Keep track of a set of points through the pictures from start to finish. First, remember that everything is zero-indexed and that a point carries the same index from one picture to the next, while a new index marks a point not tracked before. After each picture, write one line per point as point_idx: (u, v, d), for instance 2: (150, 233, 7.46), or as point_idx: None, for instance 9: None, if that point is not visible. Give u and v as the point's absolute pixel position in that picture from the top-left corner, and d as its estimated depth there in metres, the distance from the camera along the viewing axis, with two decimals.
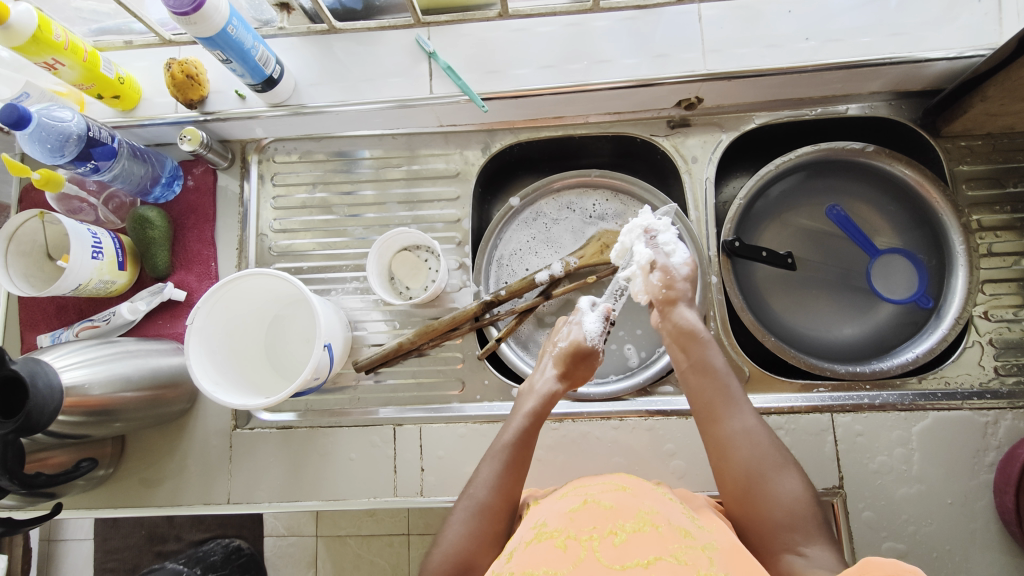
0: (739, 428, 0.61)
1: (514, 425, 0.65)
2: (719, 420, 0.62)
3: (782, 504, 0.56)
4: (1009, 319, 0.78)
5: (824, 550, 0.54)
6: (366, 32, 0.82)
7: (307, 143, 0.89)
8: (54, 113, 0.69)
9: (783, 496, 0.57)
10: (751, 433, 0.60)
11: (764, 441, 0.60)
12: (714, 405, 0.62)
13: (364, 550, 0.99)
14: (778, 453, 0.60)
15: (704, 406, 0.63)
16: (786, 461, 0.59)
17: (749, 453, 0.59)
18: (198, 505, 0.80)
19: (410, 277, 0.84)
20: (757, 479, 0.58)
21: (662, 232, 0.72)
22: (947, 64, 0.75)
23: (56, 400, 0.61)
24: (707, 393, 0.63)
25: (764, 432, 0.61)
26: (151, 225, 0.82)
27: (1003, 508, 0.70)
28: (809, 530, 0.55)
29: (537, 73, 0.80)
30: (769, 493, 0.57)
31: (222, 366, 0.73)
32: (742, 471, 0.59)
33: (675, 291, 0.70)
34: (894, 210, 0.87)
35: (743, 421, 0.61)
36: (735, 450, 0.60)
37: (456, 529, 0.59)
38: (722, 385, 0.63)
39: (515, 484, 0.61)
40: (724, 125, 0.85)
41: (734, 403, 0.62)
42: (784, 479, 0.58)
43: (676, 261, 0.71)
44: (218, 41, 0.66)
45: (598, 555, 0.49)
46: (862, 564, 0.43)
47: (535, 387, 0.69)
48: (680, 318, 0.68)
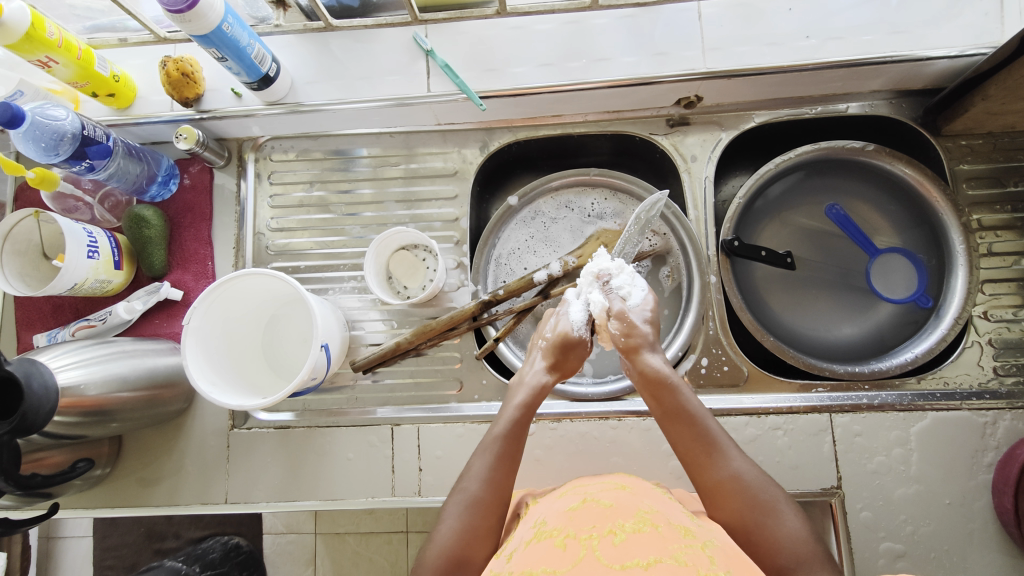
0: (726, 475, 0.58)
1: (505, 417, 0.64)
2: (704, 470, 0.58)
3: (783, 548, 0.54)
4: (1008, 319, 0.78)
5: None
6: (363, 29, 0.82)
7: (304, 141, 0.89)
8: (48, 111, 0.68)
9: (782, 541, 0.55)
10: (740, 480, 0.57)
11: (753, 488, 0.57)
12: (697, 455, 0.59)
13: (363, 548, 0.99)
14: (769, 493, 0.57)
15: (686, 457, 0.60)
16: (779, 500, 0.57)
17: (741, 503, 0.56)
18: (196, 505, 0.80)
19: (407, 276, 0.83)
20: (755, 528, 0.56)
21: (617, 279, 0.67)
22: (949, 63, 0.75)
23: (52, 400, 0.61)
24: (688, 443, 0.59)
25: (752, 476, 0.58)
26: (147, 223, 0.81)
27: (1002, 508, 0.70)
28: (813, 570, 0.53)
29: (536, 71, 0.79)
30: (767, 539, 0.55)
31: (219, 366, 0.72)
32: (737, 522, 0.56)
33: (634, 337, 0.63)
34: (893, 209, 0.87)
35: (730, 468, 0.58)
36: (727, 500, 0.57)
37: (449, 522, 0.58)
38: (702, 433, 0.59)
39: (508, 477, 0.61)
40: (724, 124, 0.85)
41: (717, 449, 0.59)
42: (781, 521, 0.56)
43: (634, 305, 0.65)
44: (213, 39, 0.65)
45: (597, 554, 0.48)
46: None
47: (525, 378, 0.67)
48: (646, 365, 0.62)
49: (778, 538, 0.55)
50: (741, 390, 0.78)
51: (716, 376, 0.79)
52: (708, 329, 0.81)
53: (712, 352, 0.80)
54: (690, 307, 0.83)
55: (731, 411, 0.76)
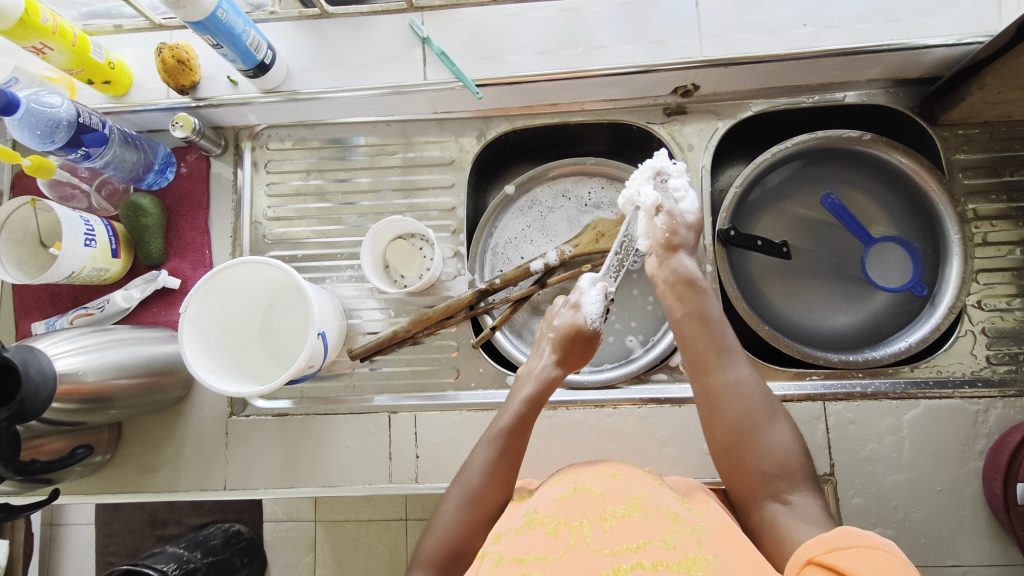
0: (730, 379, 0.61)
1: (510, 411, 0.65)
2: (710, 371, 0.62)
3: (770, 454, 0.58)
4: (1002, 308, 0.79)
5: (809, 499, 0.55)
6: (359, 17, 0.81)
7: (301, 130, 0.89)
8: (44, 99, 0.68)
9: (773, 448, 0.58)
10: (743, 385, 0.61)
11: (753, 394, 0.60)
12: (707, 356, 0.62)
13: (363, 534, 0.99)
14: (770, 404, 0.60)
15: (695, 356, 0.63)
16: (777, 411, 0.60)
17: (738, 406, 0.60)
18: (195, 491, 0.81)
19: (403, 265, 0.84)
20: (748, 432, 0.59)
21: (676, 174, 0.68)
22: (946, 51, 0.75)
23: (50, 387, 0.61)
24: (700, 344, 0.63)
25: (755, 384, 0.61)
26: (144, 212, 0.82)
27: (992, 495, 0.71)
28: (796, 480, 0.56)
29: (533, 59, 0.79)
30: (758, 441, 0.58)
31: (216, 354, 0.73)
32: (730, 420, 0.59)
33: (679, 238, 0.68)
34: (890, 197, 0.87)
35: (735, 373, 0.61)
36: (726, 401, 0.60)
37: (449, 515, 0.60)
38: (714, 336, 0.63)
39: (509, 473, 0.62)
40: (721, 113, 0.85)
41: (726, 354, 0.62)
42: (774, 428, 0.59)
43: (684, 209, 0.68)
44: (208, 25, 0.65)
45: (587, 540, 0.49)
46: (838, 532, 0.43)
47: (532, 372, 0.69)
48: (678, 266, 0.67)
49: (768, 446, 0.58)
50: None
51: None
52: None
53: None
54: None
55: None
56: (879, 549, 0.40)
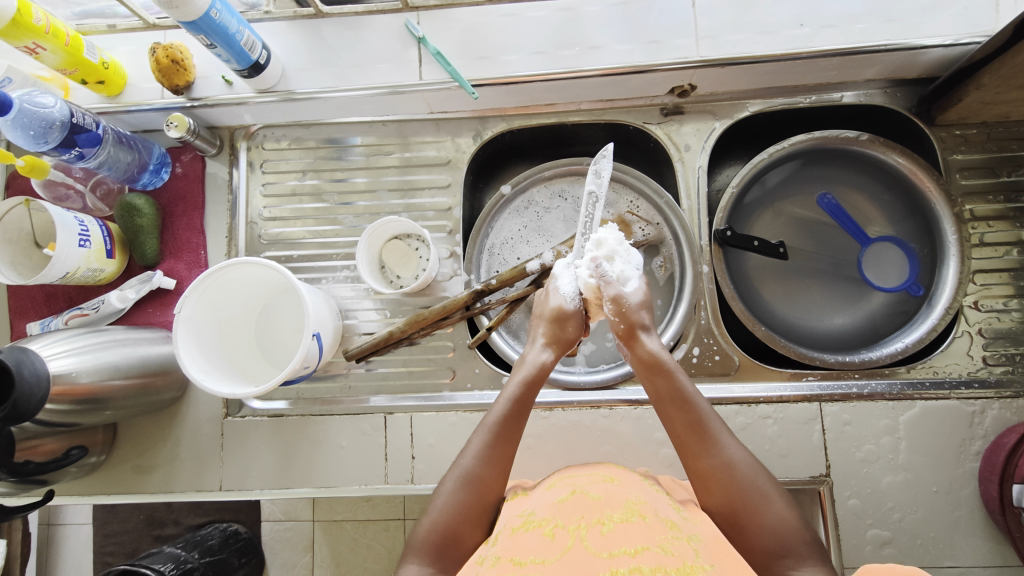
0: (717, 460, 0.58)
1: (505, 397, 0.63)
2: (696, 454, 0.59)
3: (770, 530, 0.55)
4: (999, 309, 0.78)
5: (816, 572, 0.53)
6: (354, 17, 0.81)
7: (296, 130, 0.88)
8: (37, 99, 0.67)
9: (773, 525, 0.55)
10: (733, 465, 0.58)
11: (744, 471, 0.57)
12: (690, 441, 0.59)
13: (360, 535, 0.99)
14: (762, 480, 0.58)
15: (679, 441, 0.60)
16: (771, 487, 0.58)
17: (730, 488, 0.57)
18: (191, 492, 0.81)
19: (400, 266, 0.84)
20: (745, 512, 0.56)
21: (607, 255, 0.64)
22: (943, 51, 0.74)
23: (44, 388, 0.61)
24: (682, 427, 0.60)
25: (745, 462, 0.58)
26: (139, 212, 0.81)
27: (988, 496, 0.70)
28: (800, 554, 0.54)
29: (529, 59, 0.79)
30: (756, 522, 0.56)
31: (212, 356, 0.72)
32: (724, 504, 0.57)
33: (630, 322, 0.62)
34: (888, 198, 0.87)
35: (722, 453, 0.58)
36: (717, 485, 0.57)
37: (444, 498, 0.60)
38: (694, 416, 0.59)
39: (504, 458, 0.61)
40: (718, 113, 0.84)
41: (709, 434, 0.59)
42: (770, 504, 0.57)
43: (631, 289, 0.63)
44: (201, 25, 0.65)
45: (585, 543, 0.50)
46: None
47: (526, 357, 0.66)
48: (644, 349, 0.62)
49: (766, 524, 0.56)
50: (732, 378, 0.79)
51: (707, 365, 0.80)
52: (700, 319, 0.81)
53: (704, 342, 0.80)
54: (683, 297, 0.83)
55: (721, 400, 0.77)
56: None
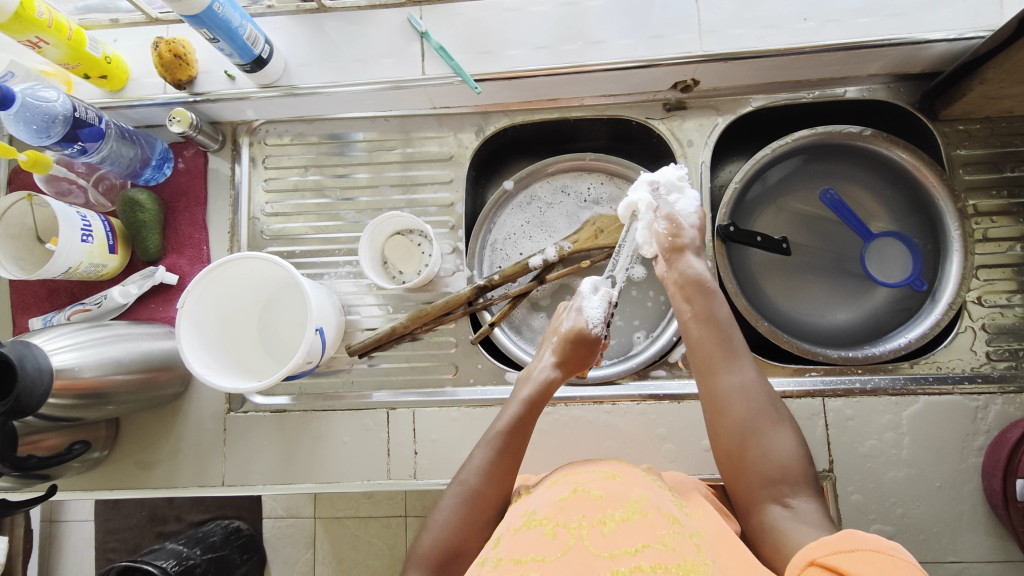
0: (738, 381, 0.60)
1: (508, 413, 0.65)
2: (717, 374, 0.61)
3: (773, 456, 0.57)
4: (1002, 305, 0.78)
5: (809, 503, 0.55)
6: (356, 12, 0.81)
7: (298, 125, 0.88)
8: (40, 93, 0.67)
9: (777, 452, 0.57)
10: (748, 387, 0.60)
11: (761, 396, 0.60)
12: (714, 359, 0.62)
13: (362, 531, 0.99)
14: (777, 407, 0.60)
15: (702, 360, 0.62)
16: (781, 416, 0.60)
17: (743, 409, 0.59)
18: (193, 487, 0.81)
19: (402, 261, 0.84)
20: (753, 434, 0.58)
21: (666, 181, 0.67)
22: (947, 46, 0.74)
23: (47, 381, 0.61)
24: (708, 345, 0.62)
25: (762, 387, 0.60)
26: (141, 208, 0.82)
27: (991, 491, 0.70)
28: (797, 484, 0.56)
29: (531, 53, 0.79)
30: (762, 445, 0.58)
31: (215, 351, 0.72)
32: (735, 423, 0.59)
33: (683, 240, 0.66)
34: (890, 193, 0.87)
35: (742, 375, 0.61)
36: (731, 403, 0.60)
37: (445, 514, 0.60)
38: (722, 336, 0.62)
39: (506, 474, 0.62)
40: (721, 108, 0.84)
41: (733, 356, 0.62)
42: (778, 430, 0.59)
43: (682, 211, 0.68)
44: (204, 19, 0.65)
45: (586, 543, 0.49)
46: (843, 535, 0.42)
47: (532, 374, 0.68)
48: (686, 266, 0.65)
49: (771, 450, 0.57)
50: None
51: None
52: None
53: None
54: None
55: None
56: (885, 554, 0.39)
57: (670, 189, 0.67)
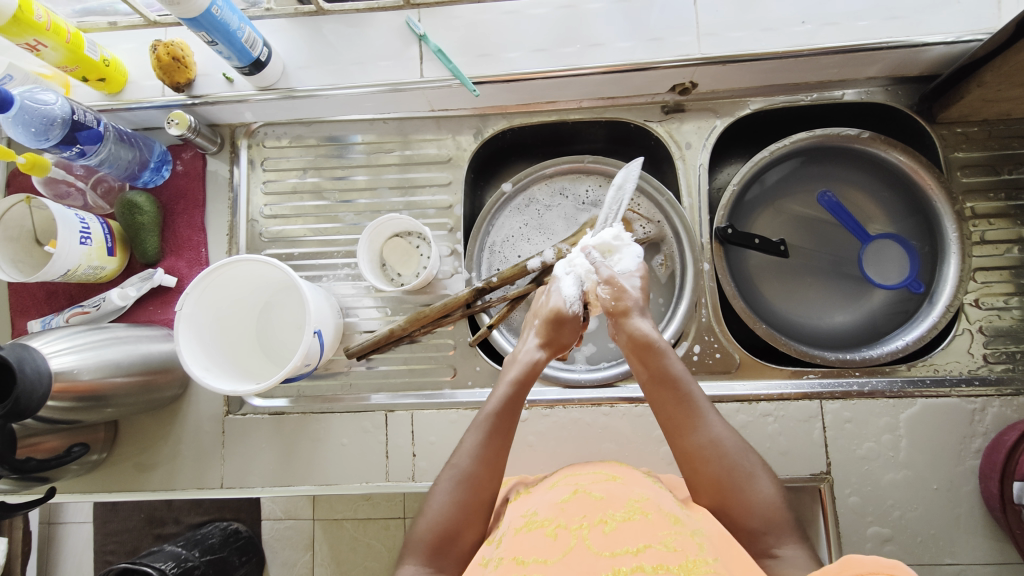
0: (705, 439, 0.59)
1: (498, 394, 0.64)
2: (683, 434, 0.60)
3: (754, 509, 0.57)
4: (1000, 307, 0.78)
5: (797, 550, 0.55)
6: (355, 14, 0.81)
7: (297, 127, 0.88)
8: (38, 96, 0.68)
9: (757, 504, 0.57)
10: (718, 445, 0.59)
11: (731, 450, 0.59)
12: (678, 419, 0.61)
13: (361, 533, 0.99)
14: (748, 459, 0.59)
15: (667, 420, 0.61)
16: (755, 465, 0.59)
17: (716, 466, 0.58)
18: (192, 489, 0.81)
19: (401, 263, 0.84)
20: (730, 489, 0.57)
21: (602, 243, 0.72)
22: (945, 49, 0.74)
23: (46, 384, 0.61)
24: (670, 405, 0.61)
25: (731, 441, 0.59)
26: (140, 210, 0.81)
27: (988, 493, 0.71)
28: (782, 532, 0.56)
29: (529, 56, 0.79)
30: (740, 500, 0.57)
31: (213, 353, 0.72)
32: (710, 481, 0.58)
33: (622, 303, 0.66)
34: (888, 196, 0.87)
35: (709, 431, 0.60)
36: (702, 465, 0.58)
37: (440, 499, 0.59)
38: (683, 395, 0.61)
39: (499, 454, 0.62)
40: (719, 111, 0.84)
41: (697, 413, 0.61)
42: (754, 483, 0.58)
43: (622, 272, 0.69)
44: (202, 22, 0.65)
45: (586, 543, 0.50)
46: (843, 561, 0.40)
47: (518, 357, 0.68)
48: (633, 328, 0.65)
49: (750, 503, 0.57)
50: (733, 376, 0.79)
51: (708, 363, 0.80)
52: (700, 316, 0.81)
53: (705, 340, 0.80)
54: (683, 295, 0.83)
55: (722, 398, 0.77)
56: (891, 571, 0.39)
57: (604, 249, 0.72)
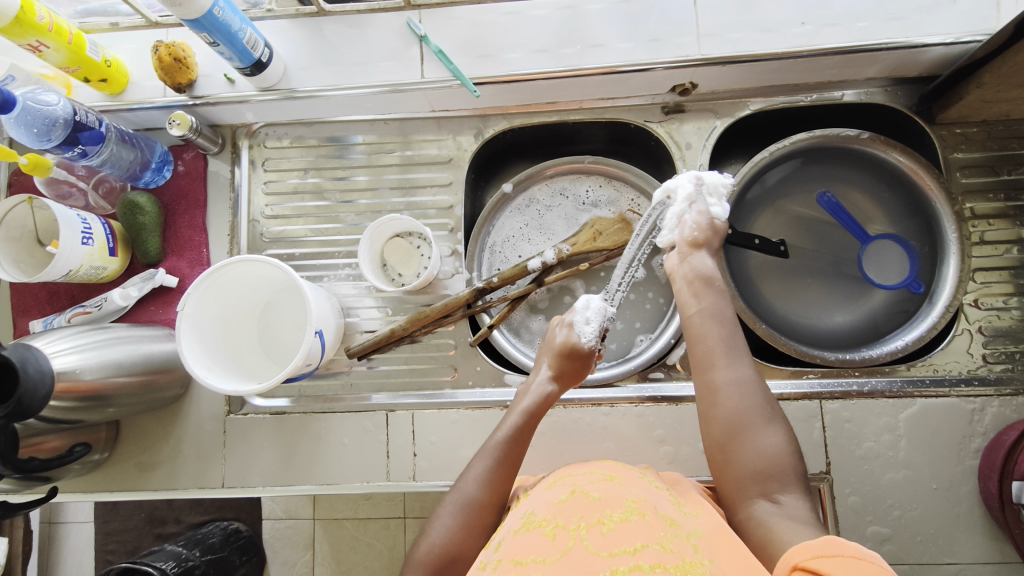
0: (734, 377, 0.61)
1: (508, 424, 0.66)
2: (714, 368, 0.61)
3: (763, 453, 0.57)
4: (999, 308, 0.79)
5: (799, 503, 0.54)
6: (356, 15, 0.81)
7: (298, 128, 0.89)
8: (40, 97, 0.68)
9: (768, 448, 0.57)
10: (744, 384, 0.60)
11: (755, 394, 0.60)
12: (711, 353, 0.62)
13: (361, 533, 0.99)
14: (770, 406, 0.59)
15: (700, 354, 0.63)
16: (777, 415, 0.59)
17: (738, 404, 0.59)
18: (193, 489, 0.81)
19: (401, 264, 0.84)
20: (745, 429, 0.58)
21: (711, 180, 0.70)
22: (944, 50, 0.74)
23: (48, 384, 0.61)
24: (705, 339, 0.63)
25: (757, 385, 0.60)
26: (141, 210, 0.82)
27: (987, 493, 0.71)
28: (787, 481, 0.55)
29: (529, 57, 0.79)
30: (753, 440, 0.57)
31: (214, 353, 0.73)
32: (730, 416, 0.59)
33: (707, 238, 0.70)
34: (888, 196, 0.87)
35: (738, 372, 0.61)
36: (726, 398, 0.60)
37: (444, 521, 0.60)
38: (722, 333, 0.63)
39: (505, 483, 0.62)
40: (719, 111, 0.85)
41: (732, 352, 0.62)
42: (770, 428, 0.58)
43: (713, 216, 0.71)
44: (204, 23, 0.65)
45: (585, 543, 0.50)
46: (826, 539, 0.43)
47: (530, 387, 0.69)
48: (698, 263, 0.68)
49: (763, 445, 0.57)
50: None
51: None
52: None
53: None
54: None
55: None
56: (868, 561, 0.40)
57: (713, 189, 0.70)
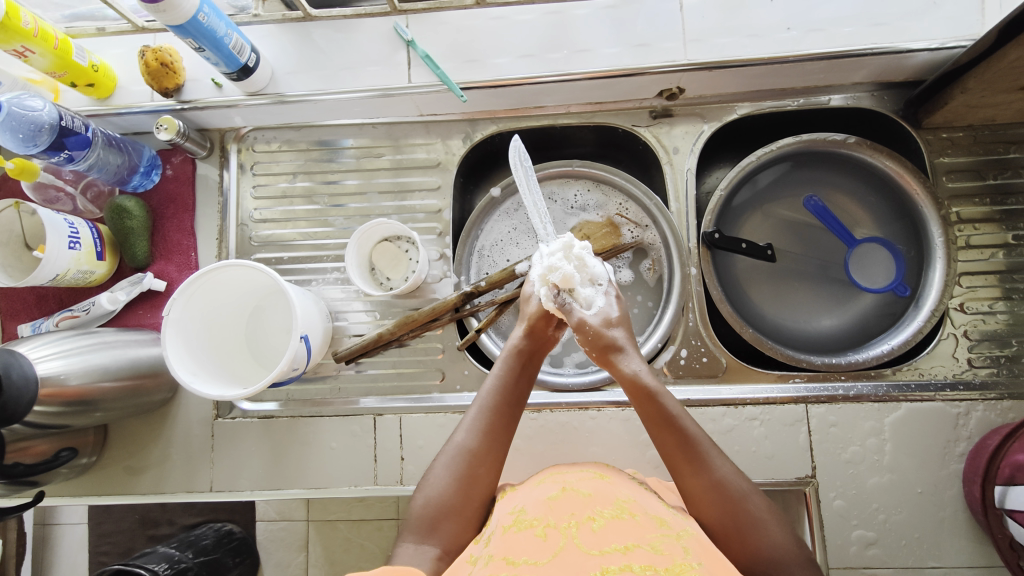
0: (710, 482, 0.57)
1: (498, 370, 0.66)
2: (686, 477, 0.57)
3: (764, 550, 0.55)
4: (985, 312, 0.79)
5: None
6: (343, 19, 0.81)
7: (287, 132, 0.89)
8: (25, 102, 0.68)
9: (766, 544, 0.55)
10: (723, 486, 0.56)
11: (738, 493, 0.56)
12: (679, 462, 0.58)
13: (354, 534, 0.99)
14: (753, 500, 0.57)
15: (669, 462, 0.59)
16: (762, 507, 0.57)
17: (724, 509, 0.56)
18: (182, 493, 0.81)
19: (390, 267, 0.84)
20: (738, 530, 0.55)
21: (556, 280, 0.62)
22: (929, 55, 0.75)
23: (32, 390, 0.61)
24: (667, 448, 0.59)
25: (735, 481, 0.57)
26: (129, 215, 0.82)
27: (971, 497, 0.71)
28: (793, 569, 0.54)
29: (516, 62, 0.79)
30: (749, 541, 0.55)
31: (201, 358, 0.73)
32: (717, 520, 0.56)
33: (604, 344, 0.61)
34: (874, 200, 0.87)
35: (714, 474, 0.57)
36: (709, 505, 0.56)
37: (438, 472, 0.61)
38: (683, 438, 0.58)
39: (499, 430, 0.63)
40: (707, 116, 0.85)
41: (699, 456, 0.57)
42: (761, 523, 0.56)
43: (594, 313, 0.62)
44: (189, 29, 0.65)
45: (576, 542, 0.50)
46: None
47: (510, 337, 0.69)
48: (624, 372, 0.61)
49: (760, 544, 0.55)
50: (719, 380, 0.79)
51: (695, 367, 0.80)
52: (687, 321, 0.82)
53: (691, 344, 0.81)
54: (670, 300, 0.83)
55: (708, 402, 0.77)
56: None
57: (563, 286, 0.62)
